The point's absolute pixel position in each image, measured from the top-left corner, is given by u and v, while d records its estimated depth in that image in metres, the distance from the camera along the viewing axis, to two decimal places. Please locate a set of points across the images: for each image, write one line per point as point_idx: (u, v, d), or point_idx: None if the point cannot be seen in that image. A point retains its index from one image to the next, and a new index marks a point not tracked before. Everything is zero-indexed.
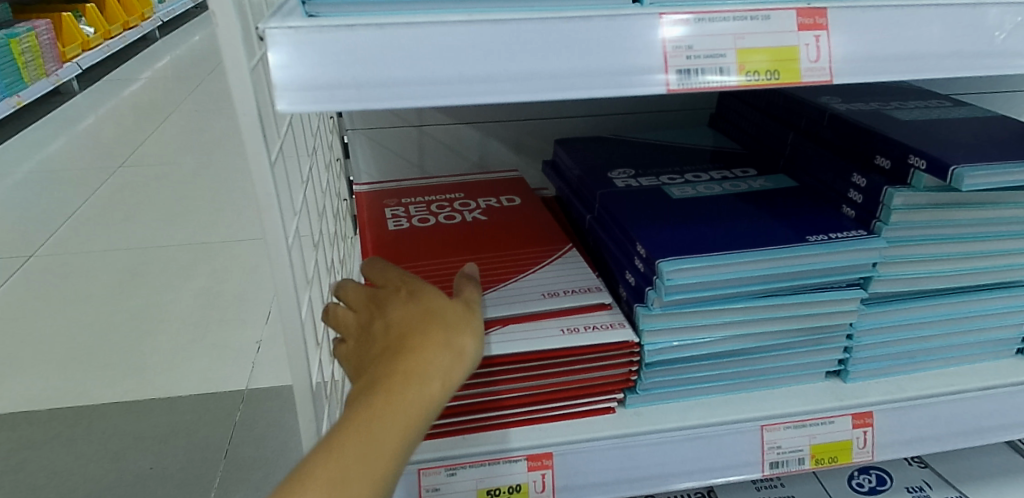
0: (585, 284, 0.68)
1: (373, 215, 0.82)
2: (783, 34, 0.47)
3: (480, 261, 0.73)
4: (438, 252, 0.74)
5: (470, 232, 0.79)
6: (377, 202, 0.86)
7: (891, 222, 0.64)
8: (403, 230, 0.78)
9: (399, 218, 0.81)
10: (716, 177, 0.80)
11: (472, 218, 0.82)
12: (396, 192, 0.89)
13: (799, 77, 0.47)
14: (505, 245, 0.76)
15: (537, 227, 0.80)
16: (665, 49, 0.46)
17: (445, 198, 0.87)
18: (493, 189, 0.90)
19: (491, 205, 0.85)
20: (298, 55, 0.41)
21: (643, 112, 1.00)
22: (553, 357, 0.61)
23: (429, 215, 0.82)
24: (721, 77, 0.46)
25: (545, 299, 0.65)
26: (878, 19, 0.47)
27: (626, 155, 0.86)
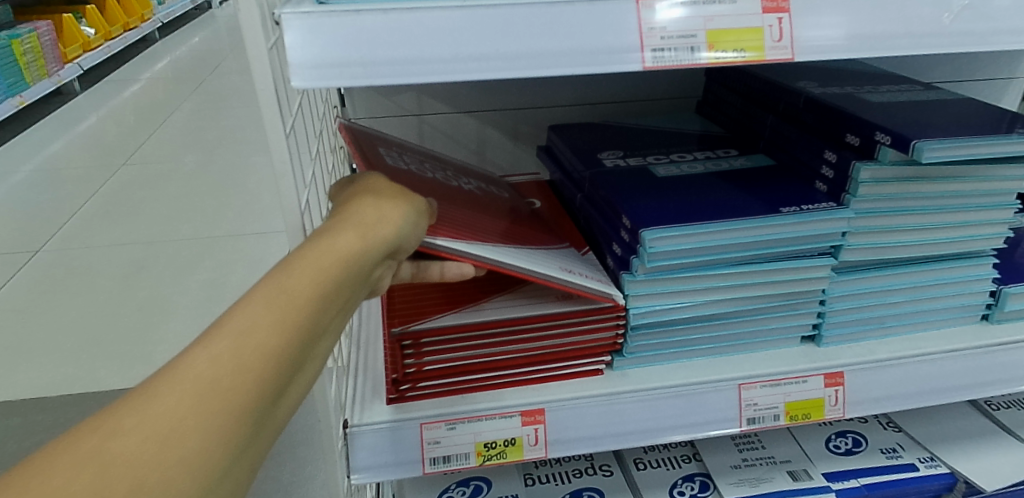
0: (590, 274, 0.67)
1: (375, 141, 0.74)
2: (749, 15, 0.52)
3: (495, 225, 0.69)
4: (447, 198, 0.69)
5: (471, 196, 0.74)
6: (376, 137, 0.78)
7: (859, 195, 0.69)
8: (406, 163, 0.72)
9: (396, 159, 0.71)
10: (699, 157, 0.85)
11: (468, 190, 0.78)
12: (391, 138, 0.81)
13: (763, 54, 0.52)
14: (509, 222, 0.73)
15: (533, 222, 0.78)
16: (641, 31, 0.51)
17: (440, 166, 0.82)
18: (482, 180, 0.87)
19: (486, 190, 0.82)
20: (311, 37, 0.46)
21: (633, 101, 1.05)
22: (556, 319, 0.66)
23: (429, 169, 0.76)
24: (693, 55, 0.51)
25: (563, 272, 0.64)
26: (833, 3, 0.52)
27: (615, 138, 0.91)
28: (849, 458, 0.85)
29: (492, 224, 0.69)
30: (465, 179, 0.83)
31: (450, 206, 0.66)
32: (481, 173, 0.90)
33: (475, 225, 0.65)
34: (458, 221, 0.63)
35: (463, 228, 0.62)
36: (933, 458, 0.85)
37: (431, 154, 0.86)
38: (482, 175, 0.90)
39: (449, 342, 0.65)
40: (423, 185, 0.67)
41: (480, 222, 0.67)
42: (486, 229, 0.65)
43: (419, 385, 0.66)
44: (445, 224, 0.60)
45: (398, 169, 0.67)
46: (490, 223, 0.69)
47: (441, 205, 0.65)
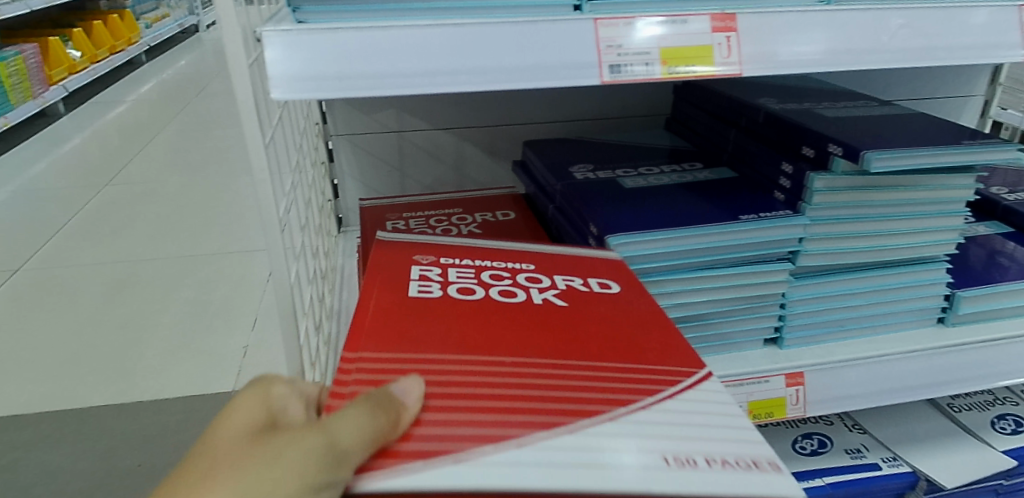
0: (712, 454, 0.40)
1: (396, 271, 0.59)
2: (699, 34, 0.56)
3: (561, 374, 0.46)
4: (488, 346, 0.49)
5: (536, 317, 0.53)
6: (408, 259, 0.62)
7: (814, 203, 0.73)
8: (432, 303, 0.54)
9: (428, 282, 0.58)
10: (666, 170, 0.89)
11: (538, 298, 0.56)
12: (430, 249, 0.65)
13: (715, 70, 0.56)
14: (596, 350, 0.49)
15: (638, 326, 0.53)
16: (599, 48, 0.54)
17: (505, 264, 0.62)
18: (579, 259, 0.64)
19: (575, 282, 0.60)
20: (289, 53, 0.49)
21: (606, 118, 1.09)
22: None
23: (475, 284, 0.58)
24: (646, 69, 0.55)
25: (665, 467, 0.39)
26: (775, 22, 0.57)
27: (588, 153, 0.95)
28: (814, 459, 0.88)
29: (552, 373, 0.46)
30: (540, 273, 0.61)
31: (481, 366, 0.47)
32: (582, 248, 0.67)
33: (505, 396, 0.44)
34: (473, 405, 0.43)
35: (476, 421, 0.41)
36: (896, 458, 0.88)
37: (494, 244, 0.67)
38: (586, 249, 0.67)
39: None
40: (449, 345, 0.49)
41: (522, 382, 0.45)
42: (524, 398, 0.43)
43: None
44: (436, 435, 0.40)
45: (413, 330, 0.51)
46: (545, 370, 0.46)
47: (459, 377, 0.45)
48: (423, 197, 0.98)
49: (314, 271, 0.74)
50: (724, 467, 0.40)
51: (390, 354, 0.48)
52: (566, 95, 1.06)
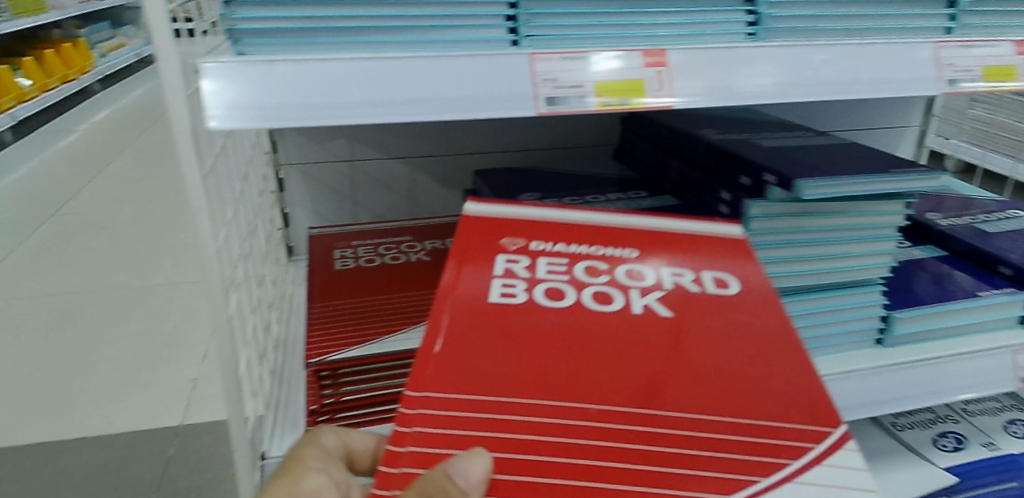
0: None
1: (481, 266, 0.54)
2: (631, 69, 0.59)
3: (667, 445, 0.45)
4: (586, 397, 0.47)
5: (644, 350, 0.50)
6: (496, 241, 0.56)
7: (752, 229, 0.76)
8: (530, 333, 0.50)
9: (515, 285, 0.53)
10: (612, 198, 0.91)
11: (642, 314, 0.52)
12: (519, 222, 0.58)
13: (647, 102, 0.58)
14: (708, 402, 0.47)
15: (749, 358, 0.50)
16: (535, 81, 0.56)
17: (604, 255, 0.56)
18: (689, 243, 0.57)
19: (683, 283, 0.54)
20: (227, 84, 0.50)
21: (557, 149, 1.12)
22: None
23: (570, 289, 0.53)
24: (581, 102, 0.57)
25: None
26: (700, 58, 0.61)
27: (537, 181, 0.97)
28: None
29: (658, 445, 0.45)
30: (645, 266, 0.55)
31: (580, 426, 0.46)
32: (691, 220, 0.59)
33: (610, 481, 0.44)
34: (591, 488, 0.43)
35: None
36: None
37: (590, 215, 0.59)
38: (695, 223, 0.59)
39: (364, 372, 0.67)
40: (548, 392, 0.47)
41: (624, 458, 0.45)
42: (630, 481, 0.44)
43: None
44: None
45: (506, 366, 0.48)
46: (650, 436, 0.46)
47: (556, 442, 0.45)
48: (375, 225, 0.98)
49: (258, 299, 0.74)
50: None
51: (480, 403, 0.46)
52: (517, 125, 1.08)
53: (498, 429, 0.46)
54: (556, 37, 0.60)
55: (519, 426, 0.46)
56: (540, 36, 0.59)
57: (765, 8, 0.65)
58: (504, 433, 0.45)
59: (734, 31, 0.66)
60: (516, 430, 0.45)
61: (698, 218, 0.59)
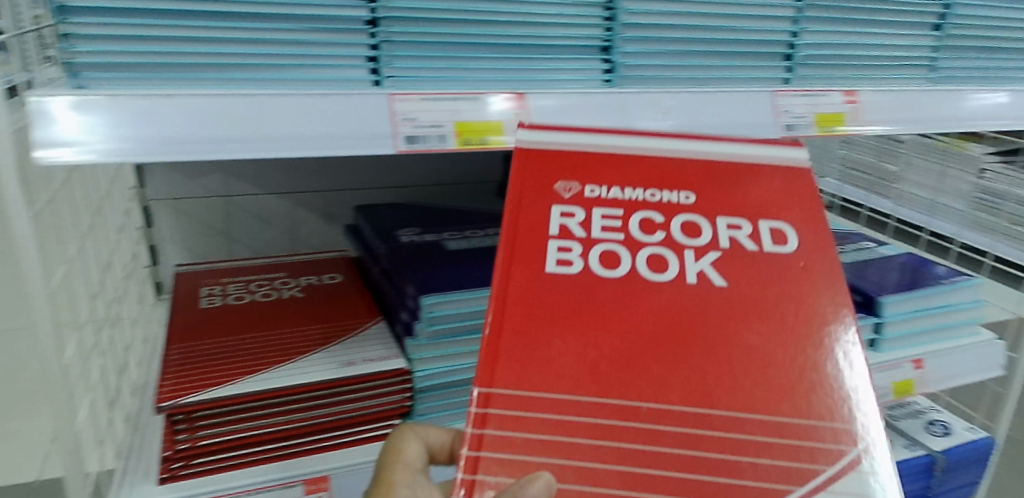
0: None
1: (538, 229, 0.52)
2: (491, 111, 0.61)
3: (723, 442, 0.46)
4: (641, 392, 0.47)
5: (698, 331, 0.49)
6: (551, 193, 0.53)
7: None
8: (582, 314, 0.49)
9: (568, 252, 0.51)
10: (490, 233, 0.93)
11: (696, 283, 0.51)
12: (574, 164, 0.54)
13: (505, 141, 0.61)
14: (762, 379, 0.48)
15: (804, 325, 0.50)
16: (395, 120, 0.58)
17: (661, 204, 0.53)
18: (750, 188, 0.55)
19: (740, 238, 0.53)
20: (58, 116, 0.49)
21: (442, 185, 1.13)
22: (352, 384, 0.70)
23: (625, 252, 0.52)
24: (440, 142, 0.59)
25: None
26: (557, 102, 0.64)
27: (417, 216, 0.98)
28: None
29: (711, 440, 0.46)
30: (702, 220, 0.53)
31: (631, 425, 0.46)
32: (753, 155, 0.56)
33: (663, 477, 0.45)
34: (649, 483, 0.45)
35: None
36: None
37: (653, 152, 0.55)
38: (758, 159, 0.56)
39: (224, 415, 0.66)
40: (605, 386, 0.47)
41: (681, 458, 0.46)
42: (684, 485, 0.45)
43: (193, 461, 0.66)
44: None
45: (562, 354, 0.48)
46: (701, 436, 0.46)
47: (613, 445, 0.46)
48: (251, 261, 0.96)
49: (110, 341, 0.70)
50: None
51: (544, 396, 0.47)
52: (400, 161, 1.09)
53: (559, 427, 0.46)
54: (415, 78, 0.62)
55: (566, 426, 0.46)
56: (402, 76, 0.61)
57: (618, 57, 0.70)
58: (557, 433, 0.46)
59: (591, 78, 0.70)
60: (567, 432, 0.46)
61: (757, 149, 0.57)
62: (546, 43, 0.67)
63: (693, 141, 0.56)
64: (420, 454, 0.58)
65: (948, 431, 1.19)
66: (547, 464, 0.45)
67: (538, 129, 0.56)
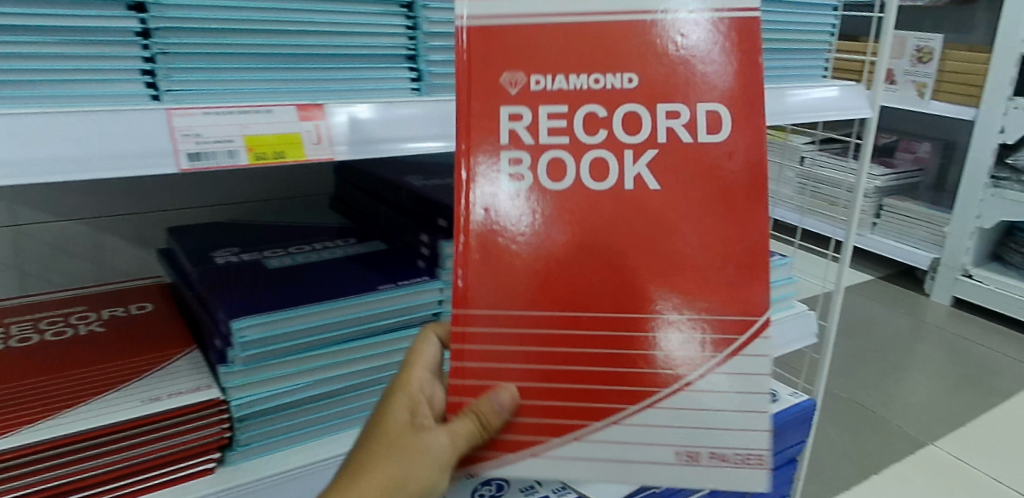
0: (718, 449, 0.50)
1: (487, 135, 0.49)
2: (286, 123, 0.59)
3: (645, 340, 0.50)
4: (579, 301, 0.49)
5: (629, 237, 0.49)
6: (496, 90, 0.49)
7: (448, 268, 0.82)
8: (527, 228, 0.49)
9: (517, 163, 0.49)
10: (316, 247, 0.90)
11: (632, 188, 0.49)
12: (520, 48, 0.49)
13: (303, 156, 0.59)
14: (683, 279, 0.49)
15: (729, 224, 0.49)
16: (174, 137, 0.54)
17: (602, 94, 0.49)
18: (698, 63, 0.49)
19: (677, 129, 0.49)
20: None
21: (269, 200, 1.08)
22: (149, 424, 0.65)
23: (569, 158, 0.49)
24: (230, 158, 0.57)
25: (686, 464, 0.50)
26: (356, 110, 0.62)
27: (238, 236, 0.93)
28: None
29: (635, 339, 0.50)
30: (642, 109, 0.49)
31: (570, 335, 0.49)
32: (699, 15, 0.49)
33: (592, 376, 0.50)
34: (581, 382, 0.50)
35: (571, 410, 0.50)
36: (563, 487, 0.97)
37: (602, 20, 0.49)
38: (703, 23, 0.49)
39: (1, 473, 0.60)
40: (551, 298, 0.49)
41: (606, 355, 0.50)
42: (604, 380, 0.50)
43: None
44: (539, 429, 0.50)
45: (522, 274, 0.49)
46: (627, 336, 0.50)
47: (556, 352, 0.50)
48: (45, 296, 0.87)
49: None
50: (726, 461, 0.50)
51: (503, 311, 0.49)
52: (219, 177, 1.03)
53: (514, 338, 0.50)
54: (196, 92, 0.58)
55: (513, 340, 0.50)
56: (182, 90, 0.58)
57: (424, 65, 0.70)
58: (513, 348, 0.50)
59: (399, 85, 0.69)
60: (511, 344, 0.50)
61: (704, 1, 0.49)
62: (346, 53, 0.65)
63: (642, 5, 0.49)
64: (435, 351, 0.62)
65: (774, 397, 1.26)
66: (505, 374, 0.50)
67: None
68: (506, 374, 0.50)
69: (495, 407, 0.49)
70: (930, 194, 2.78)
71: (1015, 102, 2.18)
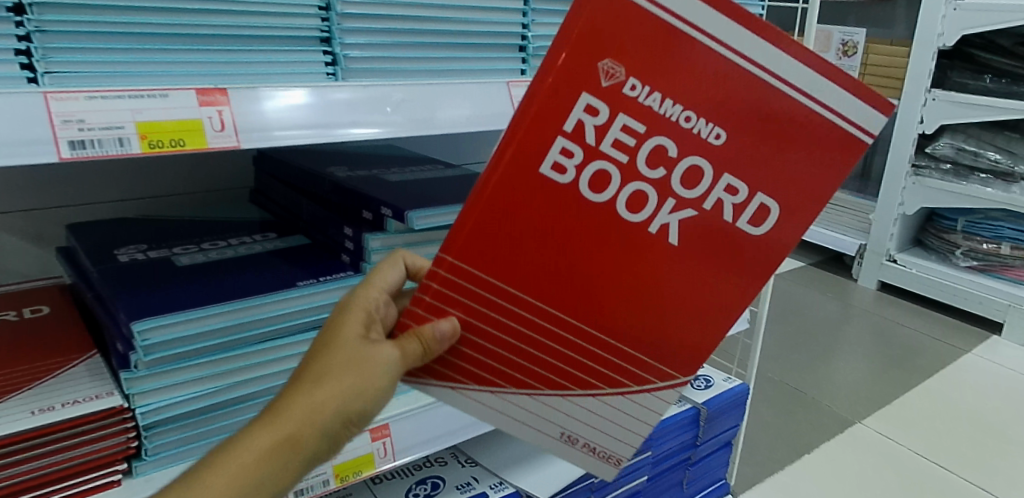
0: (594, 442, 0.53)
1: (554, 114, 0.45)
2: (184, 108, 0.55)
3: (597, 356, 0.51)
4: (553, 299, 0.49)
5: (630, 270, 0.48)
6: (590, 76, 0.44)
7: (373, 262, 0.79)
8: (540, 218, 0.47)
9: (567, 158, 0.46)
10: (232, 243, 0.85)
11: (653, 234, 0.47)
12: (644, 44, 0.44)
13: (205, 144, 0.56)
14: (654, 320, 0.50)
15: (717, 289, 0.49)
16: (53, 123, 0.50)
17: (683, 134, 0.45)
18: (790, 148, 0.46)
19: (722, 205, 0.47)
20: None
21: (183, 194, 1.02)
22: (41, 436, 0.60)
23: (616, 178, 0.46)
24: (121, 147, 0.53)
25: (563, 444, 0.53)
26: (257, 96, 0.59)
27: (146, 232, 0.87)
28: None
29: (589, 351, 0.50)
30: (706, 164, 0.46)
31: (537, 325, 0.49)
32: (819, 112, 0.45)
33: (531, 372, 0.51)
34: (522, 370, 0.51)
35: (501, 374, 0.51)
36: (502, 482, 0.96)
37: (730, 61, 0.44)
38: (826, 120, 0.45)
39: None
40: (529, 284, 0.48)
41: (560, 355, 0.50)
42: (541, 367, 0.51)
43: None
44: (462, 370, 0.51)
45: (522, 256, 0.48)
46: (587, 352, 0.50)
47: (513, 338, 0.50)
48: None
49: None
50: (594, 453, 0.54)
51: (482, 275, 0.48)
52: (125, 170, 0.97)
53: (478, 300, 0.49)
54: (79, 76, 0.55)
55: (489, 307, 0.49)
56: (61, 71, 0.54)
57: (338, 49, 0.66)
58: (475, 304, 0.49)
59: (311, 71, 0.66)
60: (485, 311, 0.49)
61: (839, 106, 0.44)
62: (251, 35, 0.62)
63: (786, 66, 0.44)
64: (397, 275, 0.59)
65: (709, 383, 1.27)
66: (459, 307, 0.49)
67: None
68: (456, 307, 0.49)
69: (437, 332, 0.49)
70: (856, 182, 2.88)
71: (933, 94, 2.26)
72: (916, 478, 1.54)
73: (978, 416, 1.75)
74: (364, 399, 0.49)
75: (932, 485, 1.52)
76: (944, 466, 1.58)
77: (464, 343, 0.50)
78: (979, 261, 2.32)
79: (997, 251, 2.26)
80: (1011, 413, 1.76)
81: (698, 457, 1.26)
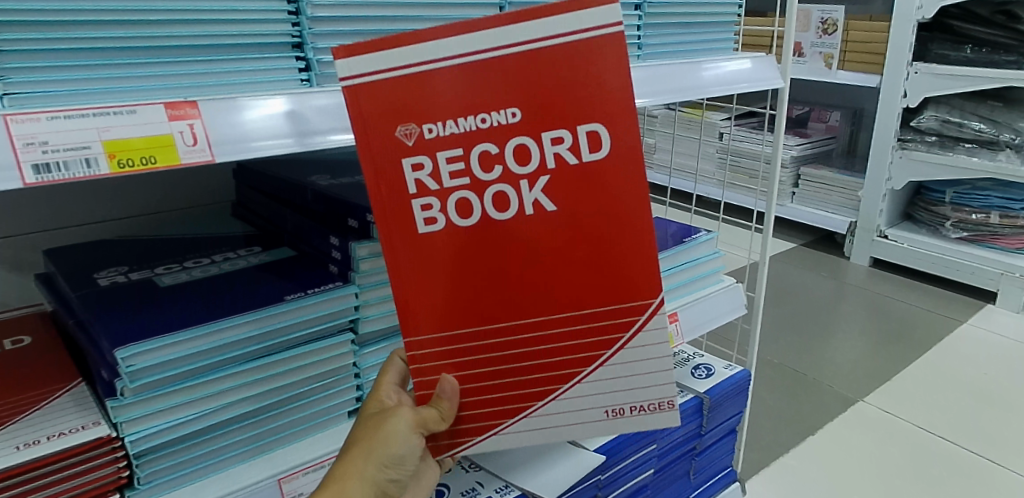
0: (638, 402, 0.58)
1: (398, 193, 0.53)
2: (152, 124, 0.53)
3: (572, 333, 0.56)
4: (507, 313, 0.55)
5: (553, 257, 0.54)
6: (395, 143, 0.52)
7: (361, 271, 0.75)
8: (449, 258, 0.54)
9: (426, 202, 0.53)
10: (216, 259, 0.83)
11: (532, 213, 0.53)
12: (406, 99, 0.51)
13: (177, 160, 0.53)
14: (595, 278, 0.54)
15: (619, 221, 0.53)
16: (15, 146, 0.48)
17: (489, 133, 0.52)
18: (561, 87, 0.50)
19: (563, 153, 0.52)
20: None
21: (164, 211, 1.00)
22: (31, 471, 0.58)
23: (474, 196, 0.53)
24: (87, 167, 0.50)
25: (609, 416, 0.58)
26: (231, 106, 0.57)
27: (129, 252, 0.85)
28: None
29: (562, 333, 0.56)
30: (529, 141, 0.52)
31: (509, 340, 0.56)
32: (566, 38, 0.50)
33: (534, 378, 0.57)
34: (523, 380, 0.57)
35: (510, 398, 0.58)
36: (507, 485, 0.93)
37: (479, 59, 0.50)
38: (567, 44, 0.50)
39: None
40: (478, 311, 0.56)
41: (538, 351, 0.56)
42: (538, 369, 0.57)
43: None
44: (492, 414, 0.58)
45: (458, 297, 0.55)
46: (561, 336, 0.56)
47: (504, 354, 0.56)
48: None
49: None
50: (643, 411, 0.58)
51: (440, 332, 0.56)
52: (106, 189, 0.95)
53: (454, 352, 0.57)
54: (43, 96, 0.52)
55: (461, 349, 0.57)
56: (22, 93, 0.52)
57: (312, 54, 0.65)
58: (447, 357, 0.57)
59: (284, 78, 0.63)
60: (459, 352, 0.57)
61: (568, 25, 0.49)
62: (218, 45, 0.60)
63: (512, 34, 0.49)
64: (398, 374, 0.66)
65: (710, 371, 1.25)
66: (445, 368, 0.57)
67: (363, 57, 0.50)
68: (444, 368, 0.57)
69: (443, 392, 0.57)
70: (844, 160, 2.87)
71: (915, 67, 2.26)
72: (922, 453, 1.53)
73: (978, 386, 1.75)
74: (398, 453, 0.58)
75: (941, 461, 1.50)
76: (948, 440, 1.56)
77: (468, 403, 0.58)
78: (970, 231, 2.32)
79: (987, 220, 2.26)
80: (1012, 383, 1.75)
81: (704, 446, 1.25)
